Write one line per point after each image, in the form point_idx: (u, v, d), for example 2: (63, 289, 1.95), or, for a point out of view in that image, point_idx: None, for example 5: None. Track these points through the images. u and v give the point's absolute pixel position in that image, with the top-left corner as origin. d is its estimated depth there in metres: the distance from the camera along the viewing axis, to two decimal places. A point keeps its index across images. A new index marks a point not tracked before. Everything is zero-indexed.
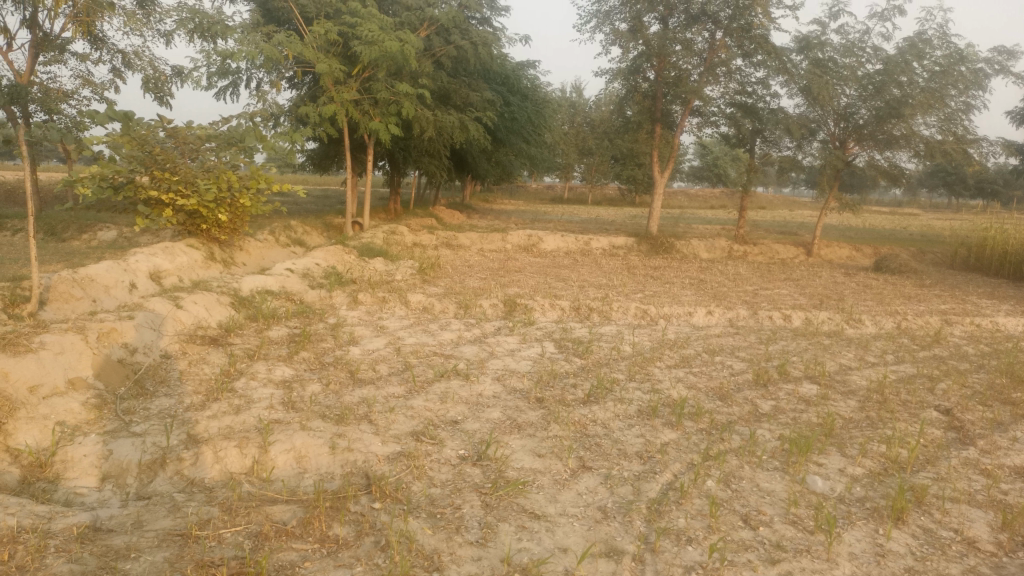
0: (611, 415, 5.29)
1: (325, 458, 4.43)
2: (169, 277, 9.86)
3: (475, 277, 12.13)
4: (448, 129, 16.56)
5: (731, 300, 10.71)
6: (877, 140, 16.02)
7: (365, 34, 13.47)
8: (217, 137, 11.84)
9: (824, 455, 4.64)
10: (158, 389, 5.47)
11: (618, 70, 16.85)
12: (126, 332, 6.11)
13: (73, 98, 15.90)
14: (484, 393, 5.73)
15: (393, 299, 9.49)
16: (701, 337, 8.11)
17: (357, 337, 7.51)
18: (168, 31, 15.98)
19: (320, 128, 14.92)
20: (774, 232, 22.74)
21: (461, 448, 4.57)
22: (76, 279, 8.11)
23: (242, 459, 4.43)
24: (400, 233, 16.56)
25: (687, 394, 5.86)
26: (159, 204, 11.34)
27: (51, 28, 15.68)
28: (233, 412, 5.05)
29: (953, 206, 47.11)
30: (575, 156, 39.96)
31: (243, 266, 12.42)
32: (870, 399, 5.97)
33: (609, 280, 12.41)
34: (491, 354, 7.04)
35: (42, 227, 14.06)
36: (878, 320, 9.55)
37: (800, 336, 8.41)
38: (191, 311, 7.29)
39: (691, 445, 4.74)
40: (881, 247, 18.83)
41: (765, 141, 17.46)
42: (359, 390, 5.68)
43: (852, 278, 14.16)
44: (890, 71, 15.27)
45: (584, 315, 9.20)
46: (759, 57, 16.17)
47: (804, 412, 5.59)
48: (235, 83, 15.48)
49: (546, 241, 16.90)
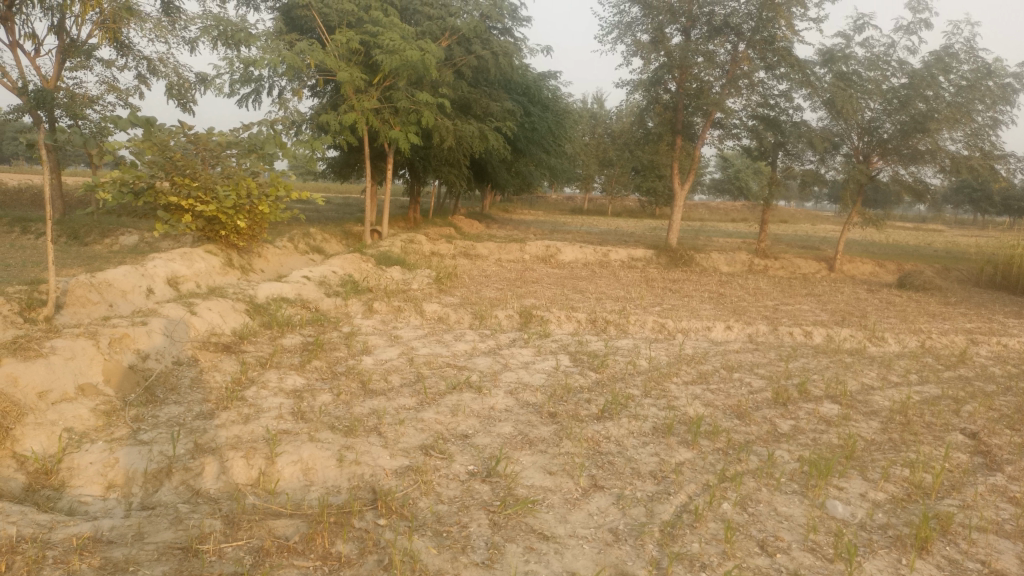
0: (625, 432, 5.18)
1: (332, 471, 4.35)
2: (187, 283, 9.87)
3: (492, 287, 12.06)
4: (468, 138, 16.54)
5: (751, 315, 10.55)
6: (902, 155, 15.80)
7: (387, 43, 13.51)
8: (238, 143, 11.88)
9: (845, 479, 4.50)
10: (168, 397, 5.43)
11: (640, 81, 16.76)
12: (139, 337, 6.09)
13: (98, 104, 16.09)
14: (496, 406, 5.64)
15: (408, 308, 9.44)
16: (719, 353, 7.98)
17: (371, 346, 7.45)
18: (193, 38, 16.14)
19: (341, 136, 14.95)
20: (796, 246, 22.48)
21: (471, 463, 4.48)
22: (93, 283, 8.13)
23: (248, 470, 4.37)
24: (418, 242, 16.54)
25: (704, 412, 5.73)
26: (179, 210, 11.37)
27: (78, 34, 15.90)
28: (242, 421, 5.00)
29: (979, 223, 46.48)
30: (595, 167, 39.91)
31: (261, 273, 12.44)
32: (893, 420, 5.81)
33: (627, 293, 12.29)
34: (505, 366, 6.95)
35: (65, 232, 14.19)
36: (901, 338, 9.36)
37: (821, 353, 8.25)
38: (205, 317, 7.27)
39: (706, 465, 4.62)
40: (905, 264, 18.55)
41: (787, 155, 17.28)
42: (370, 401, 5.60)
43: (875, 295, 13.94)
44: (916, 85, 15.06)
45: (601, 328, 9.09)
46: (783, 70, 16.02)
47: (824, 433, 5.44)
48: (258, 90, 15.59)
49: (564, 252, 16.80)
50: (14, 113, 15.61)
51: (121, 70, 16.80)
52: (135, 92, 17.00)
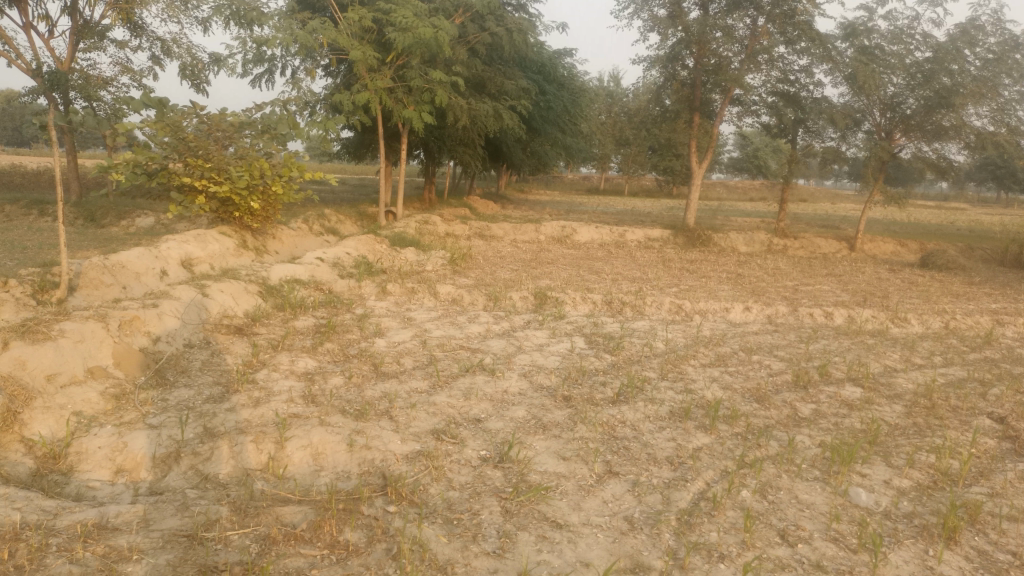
0: (641, 415, 5.07)
1: (342, 455, 4.28)
2: (201, 265, 9.83)
3: (507, 268, 11.93)
4: (482, 117, 16.35)
5: (770, 296, 10.37)
6: (925, 131, 15.44)
7: (399, 21, 13.32)
8: (250, 124, 11.79)
9: (868, 465, 4.36)
10: (178, 380, 5.37)
11: (656, 58, 16.49)
12: (149, 319, 6.04)
13: (112, 85, 16.05)
14: (510, 390, 5.54)
15: (421, 289, 9.34)
16: (738, 335, 7.83)
17: (384, 329, 7.36)
18: (206, 18, 16.04)
19: (354, 116, 14.80)
20: (816, 225, 22.13)
21: (483, 448, 4.39)
22: (106, 265, 8.09)
23: (257, 454, 4.30)
24: (432, 223, 16.42)
25: (722, 396, 5.59)
26: (192, 191, 11.31)
27: (91, 15, 15.83)
28: (252, 405, 4.93)
29: (1002, 201, 45.66)
30: (611, 146, 39.59)
31: (275, 254, 12.38)
32: (917, 404, 5.66)
33: (644, 273, 12.12)
34: (519, 348, 6.84)
35: (82, 214, 14.19)
36: (924, 319, 9.14)
37: (843, 335, 8.07)
38: (217, 299, 7.21)
39: (725, 450, 4.50)
40: (928, 243, 18.20)
41: (808, 132, 16.94)
42: (381, 384, 5.52)
43: (897, 274, 13.68)
44: (941, 59, 14.68)
45: (616, 310, 8.96)
46: (803, 45, 15.68)
47: (846, 417, 5.30)
48: (270, 70, 15.47)
49: (580, 232, 16.64)
50: (29, 95, 15.61)
51: (135, 51, 16.74)
52: (149, 73, 16.95)
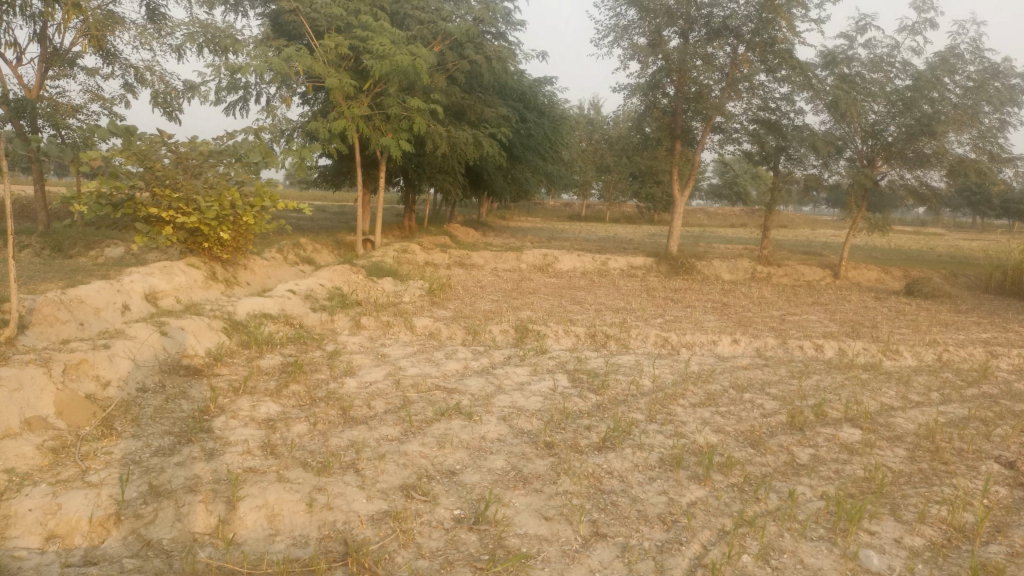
0: (629, 465, 4.69)
1: (301, 518, 3.86)
2: (166, 298, 9.38)
3: (488, 299, 11.58)
4: (462, 144, 16.08)
5: (758, 327, 10.09)
6: (907, 158, 15.37)
7: (376, 48, 13.06)
8: (221, 152, 11.43)
9: (877, 521, 4.02)
10: (126, 430, 4.91)
11: (637, 85, 16.33)
12: (99, 363, 5.60)
13: (81, 113, 15.67)
14: (488, 436, 5.14)
15: (397, 323, 8.94)
16: (727, 370, 7.50)
17: (355, 367, 6.95)
18: (179, 45, 15.73)
19: (331, 144, 14.48)
20: (798, 252, 22.01)
21: (457, 507, 3.99)
22: (62, 300, 7.64)
23: (207, 517, 3.86)
24: (411, 251, 16.06)
25: (715, 440, 5.24)
26: (160, 221, 10.91)
27: (60, 41, 15.48)
28: (204, 458, 4.50)
29: (978, 227, 46.22)
30: (592, 173, 39.66)
31: (247, 285, 11.93)
32: (921, 447, 5.34)
33: (627, 303, 11.82)
34: (499, 388, 6.46)
35: (48, 244, 13.69)
36: (917, 351, 8.87)
37: (835, 369, 7.77)
38: (176, 337, 6.76)
39: (721, 506, 4.14)
40: (911, 270, 18.07)
41: (789, 159, 16.81)
42: (349, 431, 5.11)
43: (884, 303, 13.49)
44: (921, 86, 14.63)
45: (600, 343, 8.62)
46: (784, 72, 15.59)
47: (848, 463, 4.95)
48: (245, 97, 15.16)
49: (562, 261, 16.34)
50: None
51: (105, 78, 16.37)
52: (121, 101, 16.59)
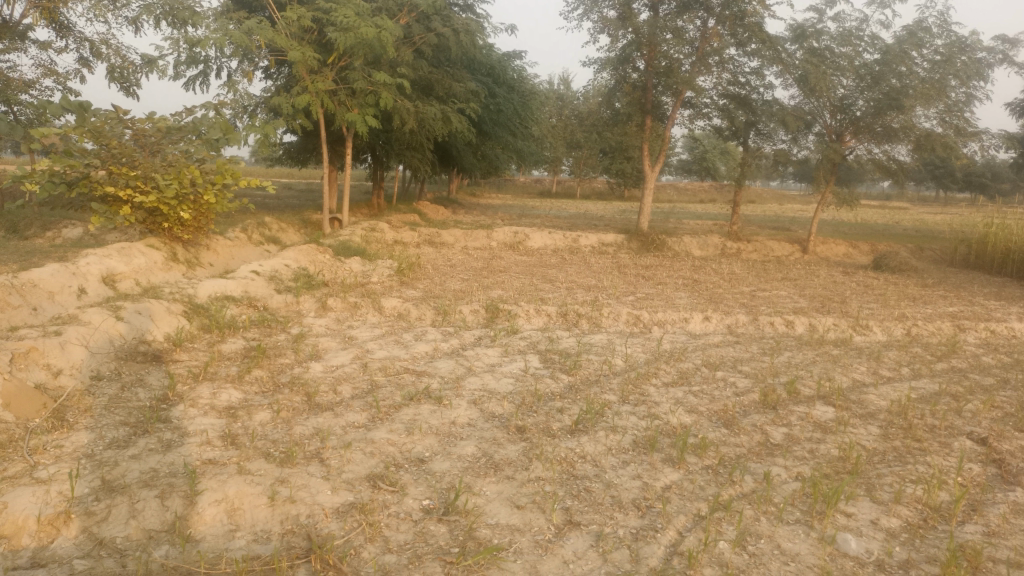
0: (602, 448, 4.59)
1: (262, 512, 3.71)
2: (124, 280, 9.07)
3: (458, 278, 11.40)
4: (430, 120, 15.80)
5: (729, 303, 10.04)
6: (875, 132, 15.41)
7: (340, 21, 12.71)
8: (180, 129, 11.08)
9: (853, 503, 3.99)
10: (79, 421, 4.66)
11: (607, 59, 16.12)
12: (50, 351, 5.33)
13: (34, 88, 15.12)
14: (458, 421, 5.01)
15: (365, 304, 8.75)
16: (699, 348, 7.43)
17: (321, 351, 6.75)
18: (136, 18, 15.20)
19: (295, 120, 14.12)
20: (767, 227, 22.05)
21: (426, 497, 3.86)
22: (13, 285, 7.33)
23: (162, 513, 3.68)
24: (380, 230, 15.79)
25: (688, 421, 5.16)
26: (117, 201, 10.55)
27: (10, 13, 14.88)
28: (161, 451, 4.30)
29: (942, 201, 46.94)
30: (562, 149, 39.48)
31: (210, 266, 11.60)
32: (893, 424, 5.32)
33: (599, 281, 11.73)
34: (469, 370, 6.32)
35: (3, 225, 13.21)
36: (887, 325, 8.88)
37: (806, 345, 7.74)
38: (133, 322, 6.51)
39: (696, 490, 4.06)
40: (878, 244, 18.22)
41: (759, 134, 16.78)
42: (314, 419, 4.94)
43: (851, 277, 13.57)
44: (890, 60, 14.65)
45: (572, 322, 8.50)
46: (753, 46, 15.51)
47: (822, 442, 4.91)
48: (205, 72, 14.72)
49: (532, 238, 16.20)
50: None
51: (59, 52, 15.80)
52: (76, 76, 16.03)
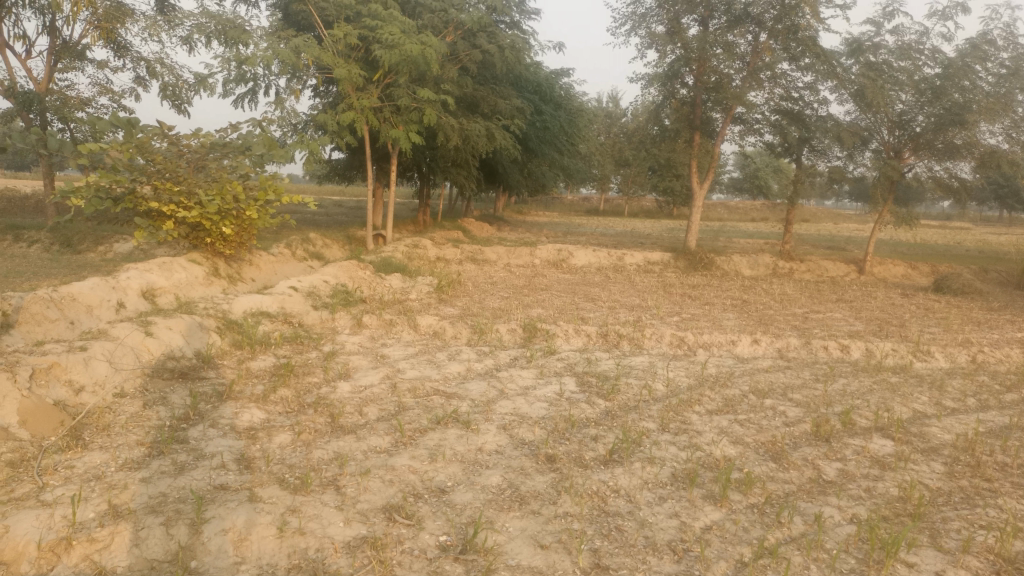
0: (637, 482, 4.27)
1: (269, 544, 3.49)
2: (164, 295, 9.07)
3: (498, 296, 11.16)
4: (475, 137, 15.67)
5: (779, 326, 9.59)
6: (936, 149, 14.76)
7: (386, 38, 12.69)
8: (225, 145, 11.12)
9: (915, 551, 3.60)
10: (94, 441, 4.53)
11: (655, 75, 15.78)
12: (73, 366, 5.24)
13: (91, 106, 15.53)
14: (485, 448, 4.74)
15: (401, 321, 8.56)
16: (746, 373, 7.04)
17: (351, 370, 6.56)
18: (189, 37, 15.48)
19: (340, 137, 14.11)
20: (822, 247, 21.30)
21: (443, 531, 3.60)
22: (52, 298, 7.32)
23: (167, 542, 3.48)
24: (423, 247, 15.68)
25: (733, 453, 4.80)
26: (161, 216, 10.61)
27: (71, 34, 15.33)
28: (173, 474, 4.13)
29: (1007, 220, 45.16)
30: (610, 167, 39.14)
31: (251, 281, 11.59)
32: (959, 461, 4.89)
33: (642, 301, 11.37)
34: (501, 393, 6.05)
35: (58, 240, 13.51)
36: (949, 351, 8.35)
37: (862, 372, 7.28)
38: (163, 337, 6.41)
39: (739, 531, 3.72)
40: (939, 265, 17.44)
41: (813, 151, 16.24)
42: (335, 442, 4.73)
43: (911, 300, 12.91)
44: (953, 74, 14.03)
45: (612, 343, 8.19)
46: (808, 61, 15.00)
47: (880, 480, 4.50)
48: (254, 89, 14.86)
49: (576, 256, 15.90)
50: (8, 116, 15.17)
51: (115, 71, 16.21)
52: (131, 94, 16.41)
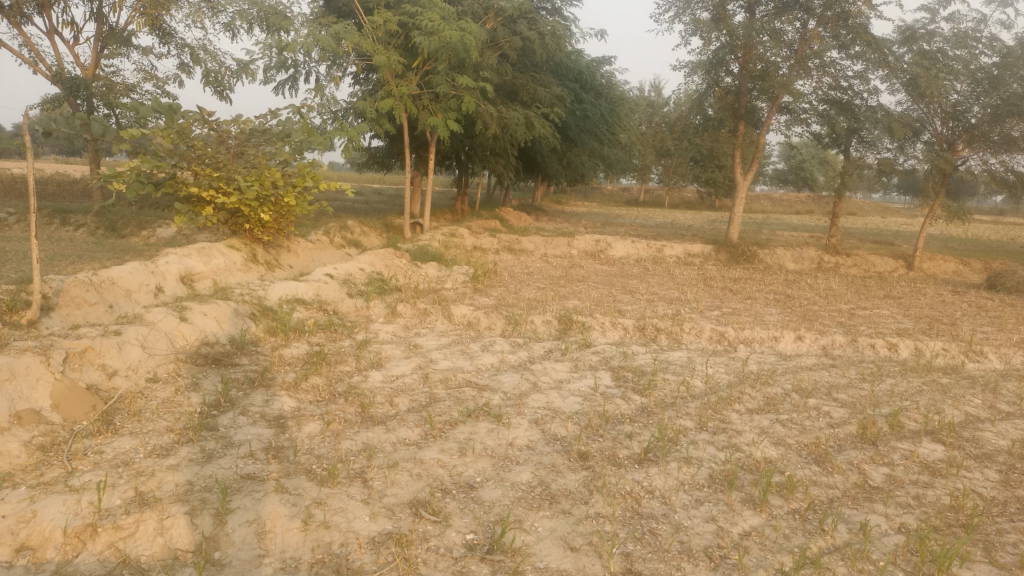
0: (673, 483, 4.11)
1: (294, 536, 3.42)
2: (202, 281, 9.11)
3: (534, 287, 11.03)
4: (513, 125, 15.50)
5: (824, 322, 9.30)
6: (992, 141, 14.20)
7: (425, 25, 12.59)
8: (265, 132, 11.14)
9: (969, 567, 3.39)
10: (125, 426, 4.52)
11: (698, 63, 15.44)
12: (106, 351, 5.25)
13: (135, 93, 15.74)
14: (516, 443, 4.62)
15: (435, 311, 8.48)
16: (789, 371, 6.81)
17: (383, 359, 6.49)
18: (231, 24, 15.57)
19: (378, 125, 14.06)
20: (869, 241, 20.70)
21: (469, 530, 3.49)
22: (92, 282, 7.38)
23: (191, 532, 3.44)
24: (460, 235, 15.59)
25: (774, 455, 4.60)
26: (201, 202, 10.67)
27: (117, 22, 15.52)
28: (200, 462, 4.10)
29: None
30: (651, 157, 38.63)
31: (289, 268, 11.62)
32: (1016, 469, 4.63)
33: (681, 294, 11.13)
34: (535, 386, 5.91)
35: (104, 224, 13.73)
36: (1004, 352, 7.98)
37: (910, 372, 6.99)
38: (198, 323, 6.41)
39: (780, 539, 3.55)
40: (992, 262, 16.84)
41: (861, 142, 15.73)
42: (364, 433, 4.66)
43: (963, 297, 12.47)
44: (1011, 63, 13.49)
45: (650, 337, 8.00)
46: (857, 49, 14.51)
47: (929, 488, 4.27)
48: (294, 76, 14.89)
49: (615, 247, 15.70)
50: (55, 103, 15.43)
51: (160, 58, 16.38)
52: (174, 81, 16.58)
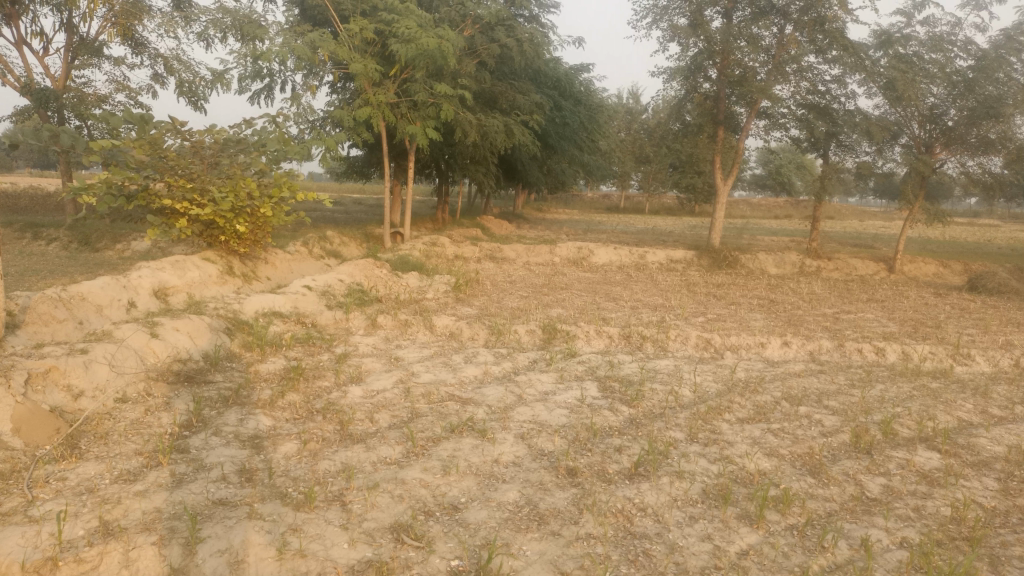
0: (666, 499, 3.96)
1: (269, 567, 3.23)
2: (176, 294, 8.88)
3: (517, 295, 10.87)
4: (493, 133, 15.36)
5: (810, 327, 9.22)
6: (969, 144, 14.27)
7: (402, 32, 12.44)
8: (240, 141, 10.93)
9: None
10: (90, 450, 4.31)
11: (677, 69, 15.40)
12: (72, 370, 5.03)
13: (108, 104, 15.46)
14: (502, 459, 4.45)
15: (416, 322, 8.30)
16: (777, 378, 6.70)
17: (363, 373, 6.29)
18: (206, 34, 15.33)
19: (356, 133, 13.85)
20: (849, 245, 20.74)
21: (454, 555, 3.31)
22: (60, 297, 7.13)
23: (158, 565, 3.23)
24: (441, 244, 15.42)
25: (767, 467, 4.47)
26: (175, 214, 10.40)
27: (88, 32, 15.24)
28: (169, 487, 3.89)
29: None
30: (631, 164, 38.67)
31: (266, 280, 11.39)
32: (1015, 477, 4.52)
33: (665, 300, 11.03)
34: (520, 399, 5.74)
35: (76, 238, 13.42)
36: (991, 355, 7.93)
37: (900, 377, 6.90)
38: (170, 339, 6.18)
39: (779, 557, 3.41)
40: (972, 263, 16.92)
41: (841, 146, 15.74)
42: (342, 452, 4.46)
43: (945, 299, 12.48)
44: (987, 66, 13.59)
45: (635, 345, 7.86)
46: (835, 53, 14.53)
47: (928, 498, 4.15)
48: (270, 86, 14.67)
49: (597, 254, 15.60)
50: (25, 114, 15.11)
51: (132, 69, 16.11)
52: (148, 92, 16.31)
